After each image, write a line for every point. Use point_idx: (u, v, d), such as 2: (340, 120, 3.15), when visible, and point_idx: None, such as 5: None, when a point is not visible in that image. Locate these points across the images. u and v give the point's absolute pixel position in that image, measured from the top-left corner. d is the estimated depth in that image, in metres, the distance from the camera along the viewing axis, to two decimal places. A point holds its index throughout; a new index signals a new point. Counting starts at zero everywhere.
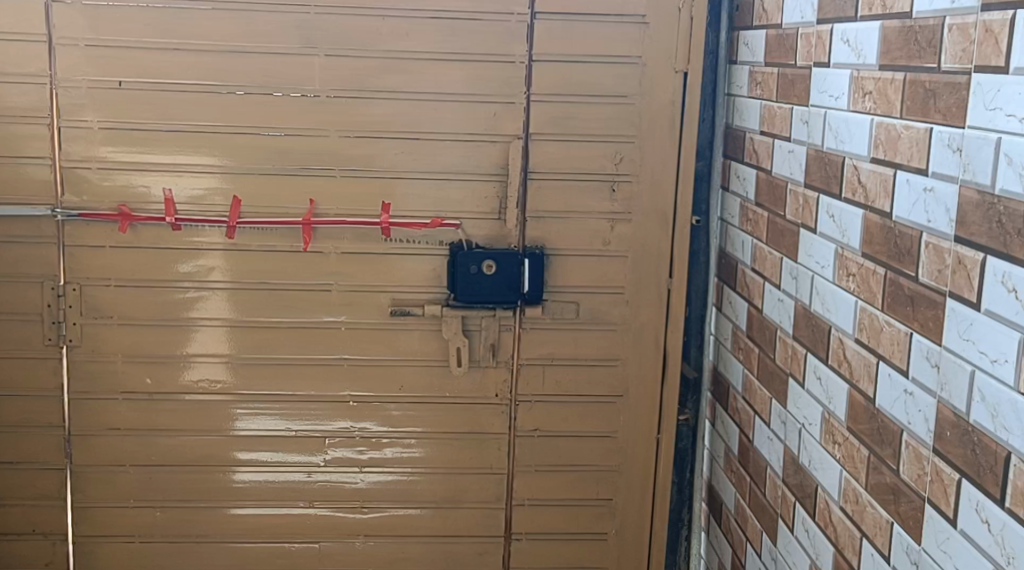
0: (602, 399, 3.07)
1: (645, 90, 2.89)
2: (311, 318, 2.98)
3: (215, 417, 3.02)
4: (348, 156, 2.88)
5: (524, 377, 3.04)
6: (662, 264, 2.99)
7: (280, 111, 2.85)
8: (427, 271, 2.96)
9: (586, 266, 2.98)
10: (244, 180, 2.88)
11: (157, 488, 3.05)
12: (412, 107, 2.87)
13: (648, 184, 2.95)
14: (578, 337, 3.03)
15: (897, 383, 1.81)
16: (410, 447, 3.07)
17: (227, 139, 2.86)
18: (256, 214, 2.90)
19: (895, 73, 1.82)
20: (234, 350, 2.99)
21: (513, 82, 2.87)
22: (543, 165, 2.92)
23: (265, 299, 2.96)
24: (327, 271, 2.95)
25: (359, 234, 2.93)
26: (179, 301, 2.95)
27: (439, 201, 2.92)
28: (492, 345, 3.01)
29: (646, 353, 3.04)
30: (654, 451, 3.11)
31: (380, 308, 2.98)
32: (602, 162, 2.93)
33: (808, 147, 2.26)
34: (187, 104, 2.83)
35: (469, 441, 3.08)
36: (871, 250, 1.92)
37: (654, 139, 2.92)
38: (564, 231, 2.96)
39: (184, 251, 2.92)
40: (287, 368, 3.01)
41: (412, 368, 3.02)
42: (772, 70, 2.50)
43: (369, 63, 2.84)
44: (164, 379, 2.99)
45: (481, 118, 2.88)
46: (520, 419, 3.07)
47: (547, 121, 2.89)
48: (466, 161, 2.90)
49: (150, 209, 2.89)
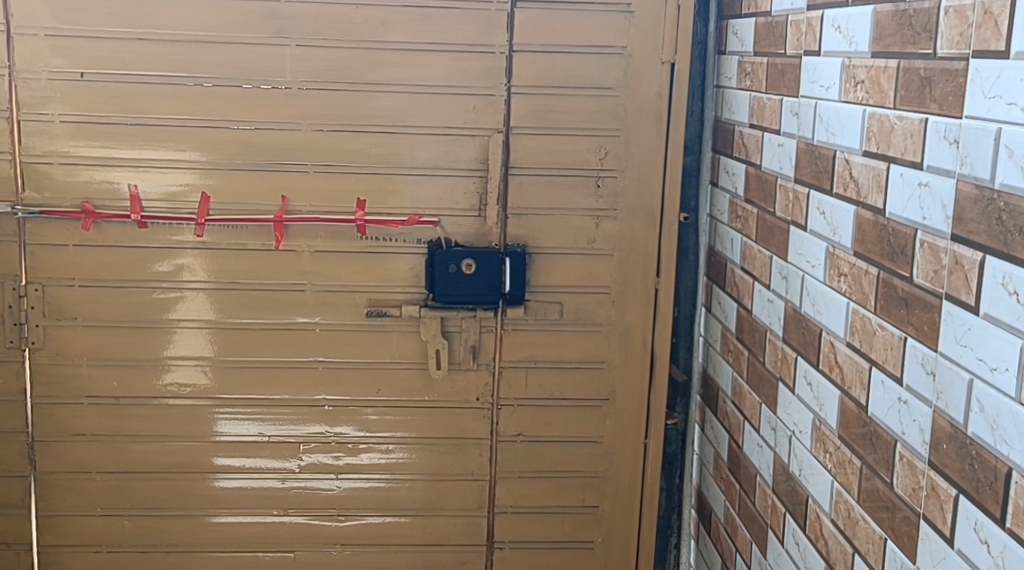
0: (587, 402, 2.96)
1: (630, 81, 2.78)
2: (284, 319, 2.87)
3: (185, 422, 2.91)
4: (322, 150, 2.77)
5: (505, 380, 2.93)
6: (649, 263, 2.88)
7: (250, 103, 2.74)
8: (404, 270, 2.85)
9: (569, 265, 2.87)
10: (213, 176, 2.77)
11: (125, 496, 2.94)
12: (387, 99, 2.75)
13: (634, 180, 2.83)
14: (562, 339, 2.92)
15: (890, 390, 1.70)
16: (389, 453, 2.96)
17: (194, 133, 2.75)
18: (225, 212, 2.79)
19: (888, 61, 1.71)
20: (205, 353, 2.88)
21: (493, 73, 2.76)
22: (525, 160, 2.80)
23: (236, 299, 2.85)
24: (300, 270, 2.84)
25: (333, 232, 2.82)
26: (146, 302, 2.84)
27: (416, 198, 2.81)
28: (472, 347, 2.90)
29: (633, 355, 2.93)
30: (641, 456, 3.00)
31: (356, 309, 2.87)
32: (586, 156, 2.81)
33: (798, 140, 2.15)
34: (153, 96, 2.72)
35: (449, 447, 2.97)
36: (863, 249, 1.81)
37: (640, 132, 2.81)
38: (546, 229, 2.85)
39: (150, 250, 2.81)
40: (259, 371, 2.90)
41: (390, 371, 2.91)
42: (761, 60, 2.39)
43: (342, 53, 2.72)
44: (131, 382, 2.88)
45: (460, 111, 2.77)
46: (502, 423, 2.96)
47: (528, 113, 2.78)
48: (445, 156, 2.79)
49: (115, 206, 2.78)
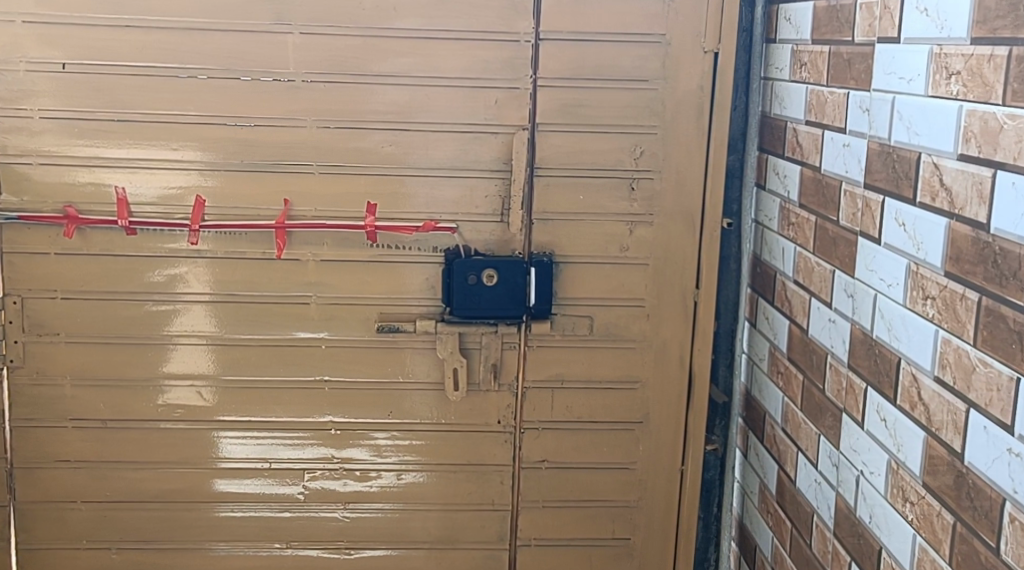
0: (618, 426, 2.70)
1: (669, 73, 2.51)
2: (287, 335, 2.62)
3: (179, 447, 2.66)
4: (328, 149, 2.51)
5: (529, 402, 2.67)
6: (688, 273, 2.61)
7: (247, 97, 2.48)
8: (418, 281, 2.60)
9: (599, 275, 2.61)
10: (208, 178, 2.52)
11: (113, 527, 2.69)
12: (400, 93, 2.49)
13: (672, 182, 2.57)
14: (592, 356, 2.66)
15: (997, 439, 1.44)
16: (402, 480, 2.71)
17: (187, 130, 2.49)
18: (222, 217, 2.54)
19: (996, 48, 1.45)
20: (199, 371, 2.63)
21: (517, 63, 2.49)
22: (551, 160, 2.54)
23: (234, 313, 2.60)
24: (306, 281, 2.58)
25: (341, 240, 2.57)
26: (135, 316, 2.59)
27: (432, 202, 2.55)
28: (494, 365, 2.64)
29: (669, 374, 2.67)
30: (677, 484, 2.74)
31: (366, 323, 2.61)
32: (618, 156, 2.55)
33: (870, 139, 1.88)
34: (142, 90, 2.47)
35: (467, 474, 2.71)
36: (959, 269, 1.55)
37: (679, 129, 2.54)
38: (575, 236, 2.58)
39: (139, 259, 2.56)
40: (260, 391, 2.65)
41: (402, 391, 2.66)
42: (821, 49, 2.12)
43: (350, 42, 2.47)
44: (119, 404, 2.63)
45: (480, 105, 2.51)
46: (526, 449, 2.70)
47: (556, 108, 2.51)
48: (463, 155, 2.53)
49: (100, 211, 2.52)
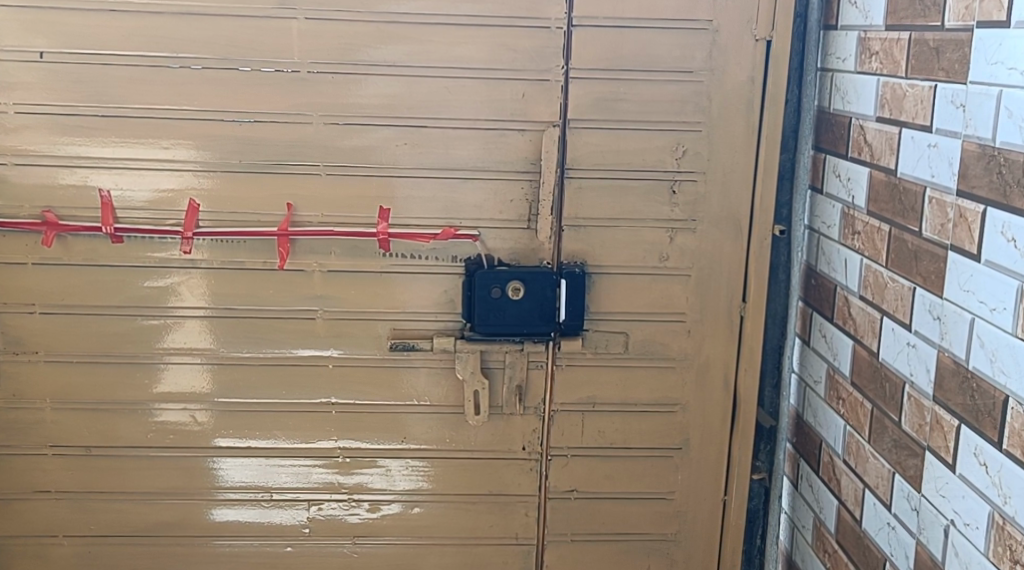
0: (655, 452, 2.45)
1: (716, 64, 2.26)
2: (290, 353, 2.37)
3: (170, 476, 2.41)
4: (336, 147, 2.26)
5: (557, 426, 2.42)
6: (734, 285, 2.37)
7: (247, 90, 2.23)
8: (436, 294, 2.34)
9: (636, 287, 2.36)
10: (203, 179, 2.26)
11: (98, 565, 2.45)
12: (417, 85, 2.24)
13: (718, 184, 2.32)
14: (627, 377, 2.41)
15: None
16: (416, 512, 2.46)
17: (179, 127, 2.24)
18: (218, 223, 2.29)
19: None
20: (193, 394, 2.38)
21: (547, 53, 2.24)
22: (584, 161, 2.29)
23: (232, 329, 2.35)
24: (311, 294, 2.33)
25: (350, 248, 2.31)
26: (121, 333, 2.34)
27: (451, 206, 2.30)
28: (518, 387, 2.39)
29: (712, 396, 2.42)
30: (719, 515, 2.50)
31: (378, 341, 2.36)
32: (659, 155, 2.30)
33: (965, 139, 1.64)
34: (129, 82, 2.21)
35: (488, 505, 2.46)
36: None
37: (727, 126, 2.29)
38: (610, 244, 2.33)
39: (126, 270, 2.31)
40: (261, 415, 2.40)
41: (418, 416, 2.41)
42: (898, 36, 1.87)
43: (362, 29, 2.21)
44: (105, 430, 2.38)
45: (505, 99, 2.25)
46: (553, 478, 2.45)
47: (590, 102, 2.26)
48: (486, 154, 2.28)
49: (83, 217, 2.27)
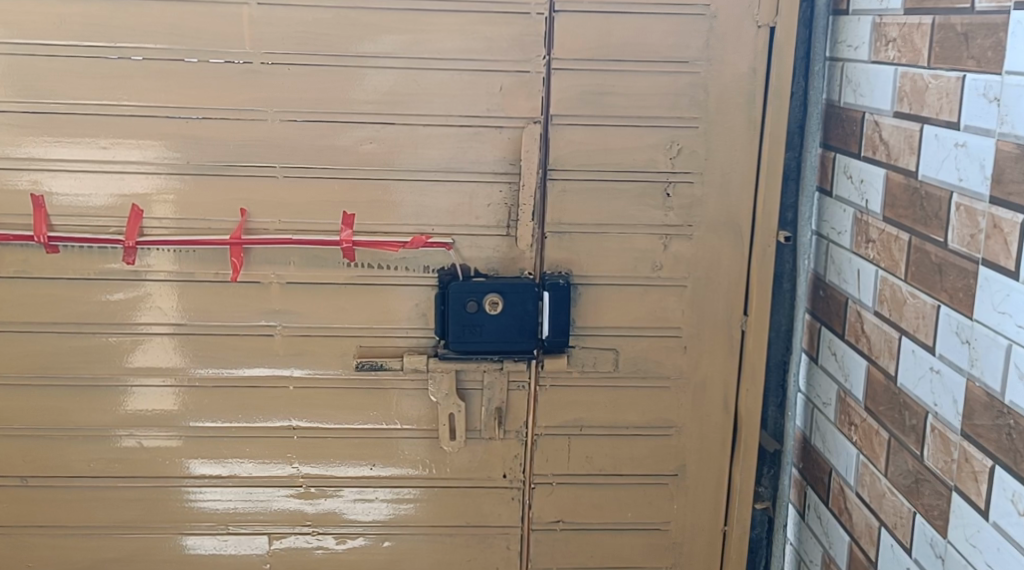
0: (648, 479, 2.24)
1: (714, 53, 2.04)
2: (246, 373, 2.15)
3: (116, 508, 2.21)
4: (293, 147, 2.05)
5: (541, 452, 2.21)
6: (735, 296, 2.15)
7: (194, 84, 2.01)
8: (406, 308, 2.13)
9: (626, 299, 2.15)
10: (146, 182, 2.05)
11: None
12: (383, 77, 2.03)
13: (717, 185, 2.10)
14: (617, 397, 2.19)
15: None
16: (386, 547, 2.25)
17: (119, 125, 2.02)
18: (164, 230, 2.07)
19: None
20: (139, 418, 2.17)
21: (527, 41, 2.02)
22: (568, 161, 2.07)
23: (181, 347, 2.13)
24: (269, 308, 2.12)
25: (311, 258, 2.10)
26: (58, 352, 2.13)
27: (422, 212, 2.08)
28: (498, 410, 2.18)
29: (711, 417, 2.21)
30: (718, 546, 2.29)
31: (343, 359, 2.15)
32: (651, 155, 2.08)
33: (1000, 138, 1.45)
34: (63, 75, 2.00)
35: (465, 538, 2.25)
36: None
37: (726, 121, 2.07)
38: (597, 253, 2.12)
39: (62, 283, 2.09)
40: (214, 441, 2.19)
41: (388, 441, 2.20)
42: (918, 20, 1.66)
43: (321, 15, 2.00)
44: (44, 458, 2.18)
45: (481, 93, 2.04)
46: (537, 508, 2.24)
47: (575, 96, 2.04)
48: (460, 154, 2.06)
49: (13, 225, 2.06)
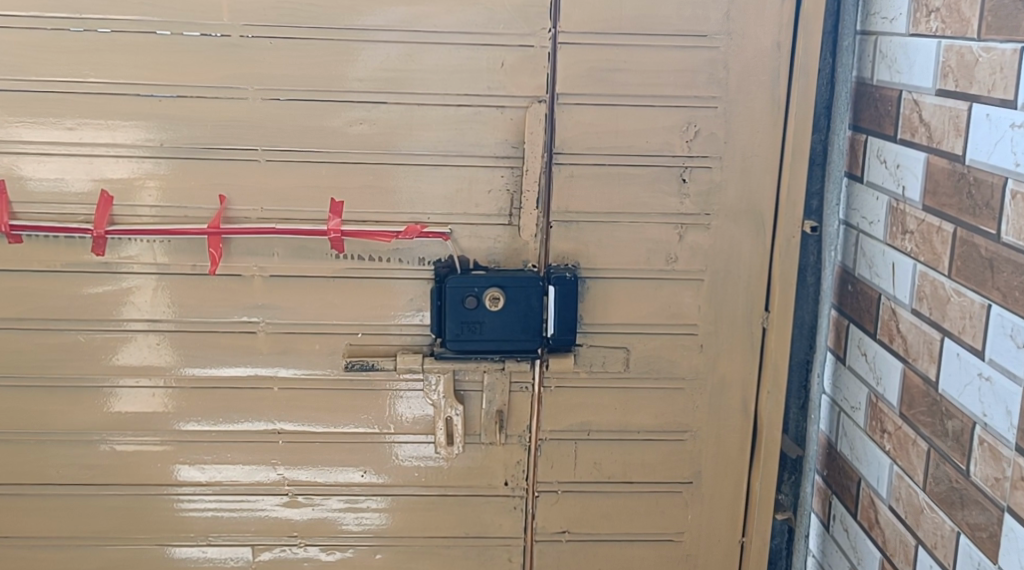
0: (660, 487, 2.08)
1: (735, 25, 1.88)
2: (227, 372, 1.99)
3: (88, 516, 2.05)
4: (277, 128, 1.88)
5: (545, 458, 2.05)
6: (755, 290, 1.99)
7: (167, 59, 1.85)
8: (399, 304, 1.97)
9: (638, 294, 1.98)
10: (117, 166, 1.89)
11: None
12: (374, 52, 1.86)
13: (737, 170, 1.93)
14: (627, 399, 2.03)
15: None
16: (378, 559, 2.09)
17: (86, 104, 1.86)
18: (136, 218, 1.91)
19: None
20: (112, 421, 2.01)
21: (531, 13, 1.85)
22: (575, 143, 1.91)
23: (157, 344, 1.97)
24: (252, 304, 1.96)
25: (296, 249, 1.94)
26: (23, 351, 1.97)
27: (417, 199, 1.92)
28: (499, 413, 2.02)
29: (728, 420, 2.05)
30: (735, 558, 2.13)
31: (332, 359, 1.99)
32: (665, 137, 1.91)
33: None
34: (23, 50, 1.83)
35: (463, 550, 2.09)
36: None
37: (747, 100, 1.91)
38: (607, 244, 1.96)
39: (26, 276, 1.93)
40: (192, 446, 2.03)
41: (380, 447, 2.04)
42: None
43: None
44: (8, 463, 2.02)
45: (481, 69, 1.87)
46: (540, 518, 2.08)
47: (583, 73, 1.88)
48: (458, 136, 1.90)
49: None
